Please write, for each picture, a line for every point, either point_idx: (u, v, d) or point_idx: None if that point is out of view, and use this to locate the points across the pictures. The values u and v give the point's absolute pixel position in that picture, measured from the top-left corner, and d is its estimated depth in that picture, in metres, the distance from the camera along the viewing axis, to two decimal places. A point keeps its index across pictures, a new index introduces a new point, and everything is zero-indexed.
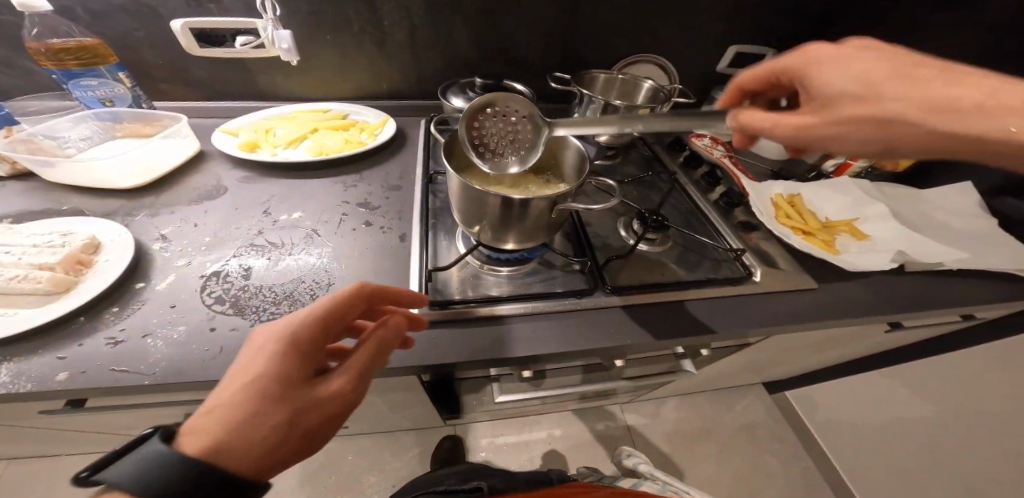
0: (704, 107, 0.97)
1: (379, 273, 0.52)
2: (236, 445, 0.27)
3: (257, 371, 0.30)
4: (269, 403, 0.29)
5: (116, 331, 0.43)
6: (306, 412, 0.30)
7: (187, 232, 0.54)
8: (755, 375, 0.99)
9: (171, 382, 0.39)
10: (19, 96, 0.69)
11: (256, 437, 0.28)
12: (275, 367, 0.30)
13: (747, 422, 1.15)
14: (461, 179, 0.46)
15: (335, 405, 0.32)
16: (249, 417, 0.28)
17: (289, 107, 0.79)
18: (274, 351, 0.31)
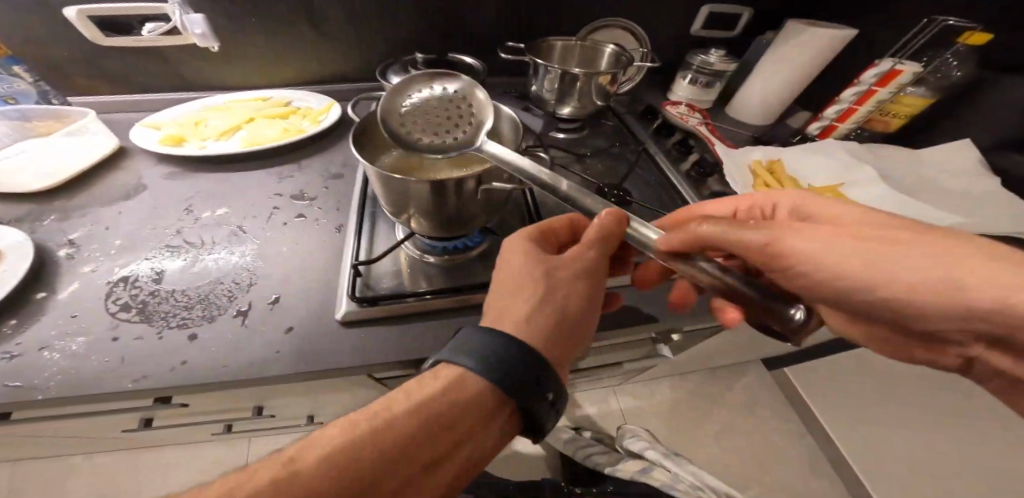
0: (678, 74, 0.91)
1: (311, 267, 0.47)
2: (521, 322, 0.34)
3: (518, 268, 0.37)
4: (535, 290, 0.35)
5: (12, 345, 0.38)
6: (571, 308, 0.36)
7: (99, 235, 0.49)
8: (745, 354, 0.96)
9: (64, 398, 0.35)
10: None
11: (534, 316, 0.34)
12: (526, 275, 0.36)
13: (745, 398, 1.12)
14: (377, 171, 0.40)
15: (589, 301, 0.37)
16: (525, 315, 0.34)
17: (226, 97, 0.73)
18: (524, 262, 0.37)
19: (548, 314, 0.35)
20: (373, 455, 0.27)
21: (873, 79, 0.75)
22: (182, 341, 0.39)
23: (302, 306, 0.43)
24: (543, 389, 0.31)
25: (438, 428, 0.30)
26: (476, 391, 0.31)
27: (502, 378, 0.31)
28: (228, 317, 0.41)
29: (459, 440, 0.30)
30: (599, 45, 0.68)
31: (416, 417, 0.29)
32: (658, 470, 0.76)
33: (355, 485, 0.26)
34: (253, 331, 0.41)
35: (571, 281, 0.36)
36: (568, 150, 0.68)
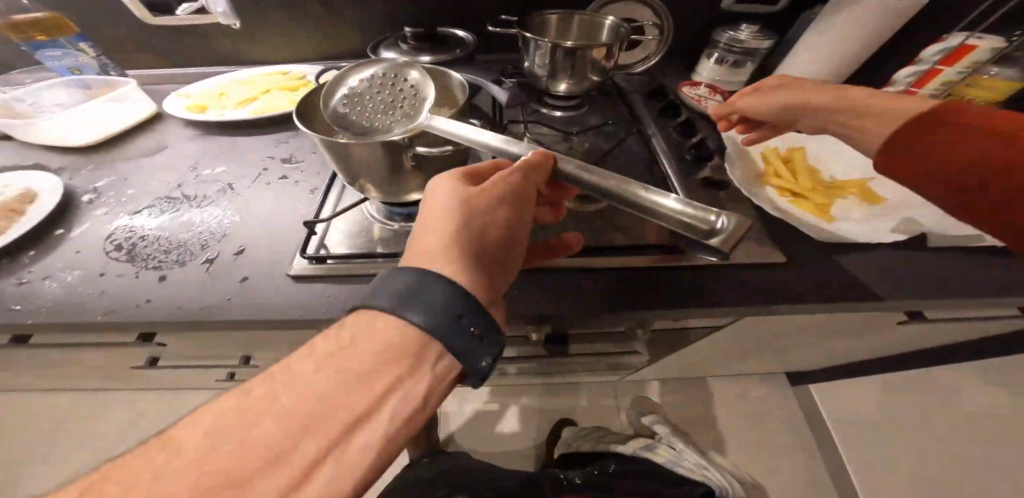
0: (704, 53, 0.84)
1: (277, 225, 0.50)
2: (453, 261, 0.30)
3: (447, 206, 0.33)
4: (467, 228, 0.31)
5: (26, 272, 0.44)
6: (492, 242, 0.32)
7: (116, 185, 0.57)
8: (756, 362, 0.87)
9: (52, 319, 0.40)
10: (22, 67, 0.78)
11: (465, 255, 0.30)
12: (441, 209, 0.33)
13: (759, 410, 1.00)
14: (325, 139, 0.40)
15: (515, 234, 0.34)
16: (440, 247, 0.30)
17: (253, 71, 0.79)
18: (457, 200, 0.33)
19: (468, 245, 0.31)
20: (269, 417, 0.23)
21: (937, 56, 0.65)
22: (153, 281, 0.44)
23: (261, 259, 0.46)
24: (464, 320, 0.26)
25: (349, 380, 0.25)
26: (394, 329, 0.26)
27: (410, 307, 0.26)
28: (197, 263, 0.45)
29: (378, 391, 0.25)
30: (599, 17, 0.64)
31: (322, 373, 0.25)
32: (664, 448, 0.76)
33: (249, 456, 0.22)
34: (215, 277, 0.44)
35: (493, 212, 0.33)
36: (557, 127, 0.65)
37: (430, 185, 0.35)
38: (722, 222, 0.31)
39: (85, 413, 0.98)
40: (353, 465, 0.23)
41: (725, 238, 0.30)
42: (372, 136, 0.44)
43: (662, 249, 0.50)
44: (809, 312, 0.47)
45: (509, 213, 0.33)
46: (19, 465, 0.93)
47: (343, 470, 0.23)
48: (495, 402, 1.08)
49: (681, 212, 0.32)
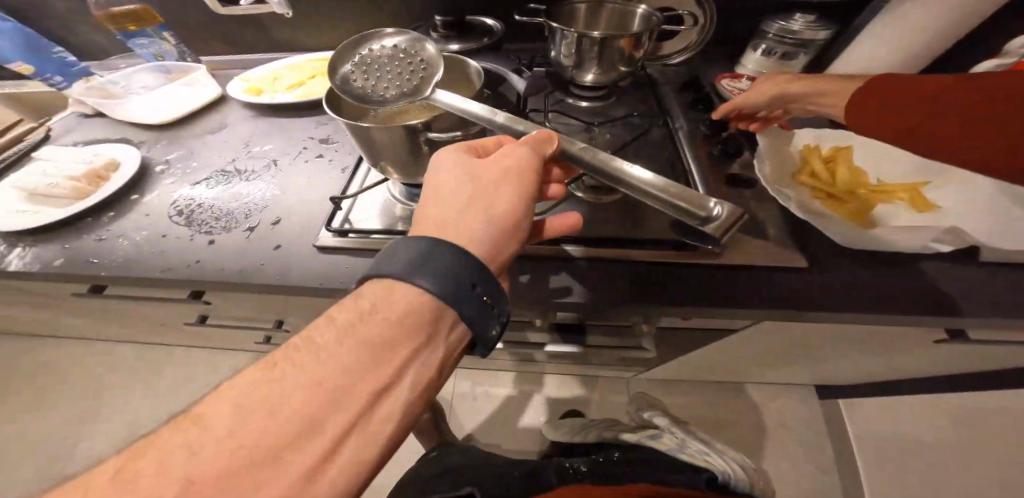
0: (750, 42, 0.79)
1: (310, 200, 0.55)
2: (465, 235, 0.31)
3: (454, 182, 0.34)
4: (476, 201, 0.33)
5: (107, 231, 0.53)
6: (502, 215, 0.33)
7: (183, 159, 0.65)
8: (777, 370, 0.84)
9: (123, 271, 0.48)
10: (117, 54, 0.90)
11: (475, 228, 0.32)
12: (451, 185, 0.34)
13: (778, 421, 0.99)
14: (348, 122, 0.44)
15: (524, 207, 0.34)
16: (451, 222, 0.32)
17: (302, 57, 0.85)
18: (464, 178, 0.34)
19: (480, 221, 0.32)
20: (291, 388, 0.24)
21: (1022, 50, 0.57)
22: (204, 244, 0.50)
23: (291, 231, 0.51)
24: (476, 292, 0.28)
25: (370, 350, 0.26)
26: (412, 301, 0.28)
27: (423, 277, 0.28)
28: (240, 230, 0.51)
29: (399, 360, 0.27)
30: (631, 6, 0.63)
31: (343, 344, 0.26)
32: (667, 436, 0.72)
33: (282, 425, 0.23)
34: (252, 244, 0.50)
35: (501, 188, 0.34)
36: (580, 118, 0.65)
37: (433, 160, 0.37)
38: (717, 210, 0.32)
39: (157, 357, 1.14)
40: (378, 428, 0.25)
41: (720, 225, 0.31)
42: (378, 101, 0.45)
43: (670, 245, 0.49)
44: (820, 320, 0.44)
45: (517, 187, 0.34)
46: (105, 394, 1.11)
47: (373, 433, 0.25)
48: (509, 388, 1.13)
49: (684, 194, 0.33)
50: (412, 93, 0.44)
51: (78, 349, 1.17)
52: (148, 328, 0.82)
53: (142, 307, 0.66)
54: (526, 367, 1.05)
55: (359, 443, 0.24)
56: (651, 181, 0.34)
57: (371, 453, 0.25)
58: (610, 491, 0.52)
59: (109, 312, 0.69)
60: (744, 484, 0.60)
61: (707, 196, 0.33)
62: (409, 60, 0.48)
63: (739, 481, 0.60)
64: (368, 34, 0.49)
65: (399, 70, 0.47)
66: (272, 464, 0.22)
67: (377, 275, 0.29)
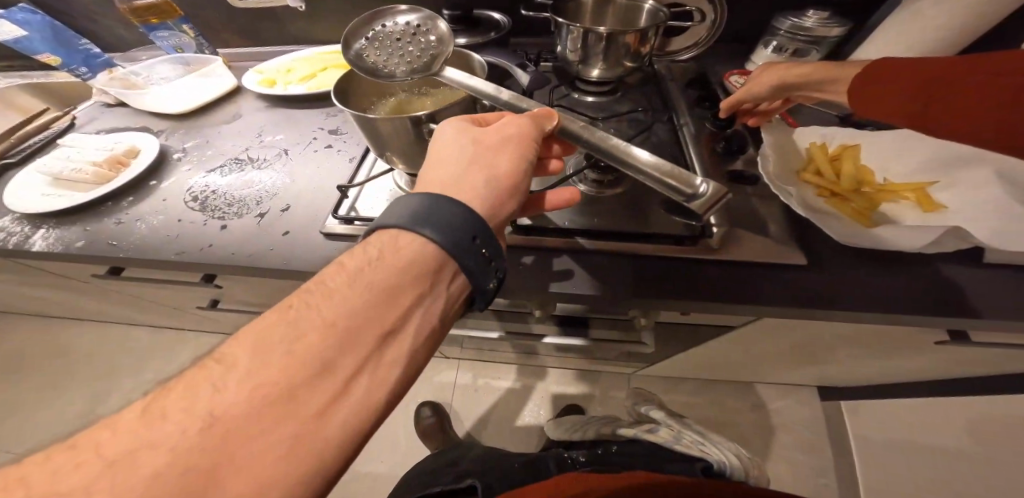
0: (761, 39, 0.78)
1: (318, 189, 0.57)
2: (466, 195, 0.33)
3: (457, 149, 0.36)
4: (475, 165, 0.34)
5: (124, 215, 0.55)
6: (500, 180, 0.35)
7: (200, 147, 0.67)
8: (777, 370, 0.84)
9: (140, 254, 0.50)
10: (137, 45, 0.93)
11: (474, 189, 0.33)
12: (453, 152, 0.36)
13: (775, 421, 0.99)
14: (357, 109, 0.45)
15: (522, 171, 0.36)
16: (452, 184, 0.34)
17: (315, 49, 0.87)
18: (467, 145, 0.36)
19: (480, 184, 0.34)
20: (305, 328, 0.26)
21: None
22: (217, 228, 0.52)
23: (299, 217, 0.53)
24: (477, 243, 0.30)
25: (378, 296, 0.28)
26: (417, 251, 0.29)
27: (429, 227, 0.29)
28: (251, 216, 0.53)
29: (404, 307, 0.28)
30: (638, 1, 0.63)
31: (351, 292, 0.28)
32: (664, 429, 0.72)
33: (297, 366, 0.24)
34: (262, 230, 0.52)
35: (500, 154, 0.36)
36: (585, 113, 0.66)
37: (436, 129, 0.39)
38: (705, 187, 0.33)
39: (172, 339, 1.19)
40: (386, 368, 0.27)
41: (706, 200, 0.32)
42: (386, 75, 0.45)
43: (670, 238, 0.49)
44: (817, 317, 0.45)
45: (516, 153, 0.36)
46: (122, 374, 1.15)
47: (382, 374, 0.26)
48: (511, 380, 1.15)
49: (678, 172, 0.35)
50: (419, 70, 0.43)
51: (97, 330, 1.22)
52: (164, 311, 0.85)
53: (157, 289, 0.69)
54: (527, 359, 1.06)
55: (368, 383, 0.26)
56: (645, 160, 0.36)
57: (380, 394, 0.26)
58: (603, 477, 0.55)
59: (127, 294, 0.72)
60: (740, 473, 0.63)
61: (694, 175, 0.34)
62: (421, 38, 0.48)
63: (735, 470, 0.63)
64: (384, 12, 0.49)
65: (411, 47, 0.47)
66: (290, 400, 0.23)
67: (382, 229, 0.31)
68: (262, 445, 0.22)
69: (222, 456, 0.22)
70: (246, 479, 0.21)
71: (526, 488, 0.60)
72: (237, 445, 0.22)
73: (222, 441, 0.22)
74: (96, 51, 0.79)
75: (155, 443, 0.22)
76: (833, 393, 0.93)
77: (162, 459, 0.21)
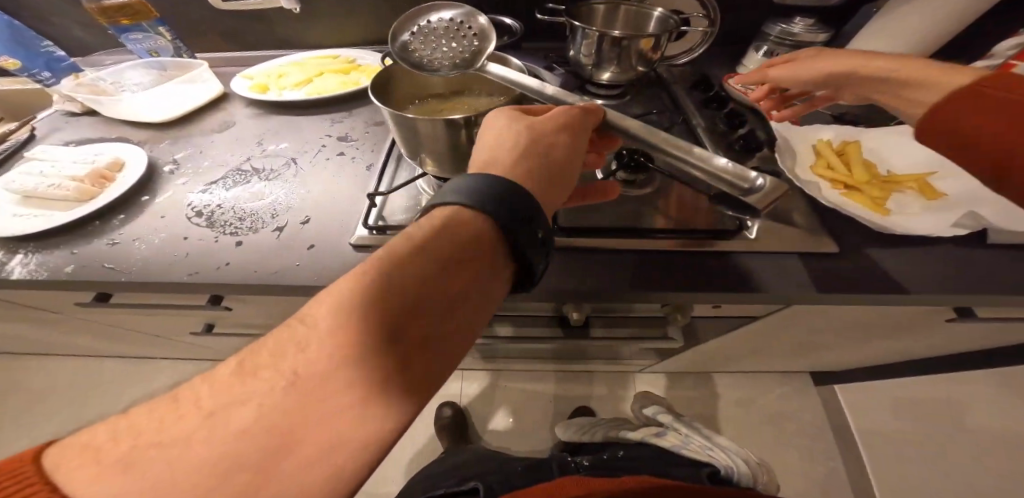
0: (753, 43, 0.82)
1: (337, 199, 0.53)
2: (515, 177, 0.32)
3: (505, 135, 0.35)
4: (517, 151, 0.34)
5: (117, 235, 0.49)
6: (545, 166, 0.34)
7: (193, 157, 0.62)
8: (778, 358, 0.88)
9: (143, 277, 0.45)
10: (100, 48, 0.85)
11: (519, 171, 0.33)
12: (505, 138, 0.35)
13: (778, 410, 1.01)
14: (393, 111, 0.44)
15: (572, 159, 0.36)
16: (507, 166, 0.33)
17: (306, 53, 0.83)
18: (514, 131, 0.35)
19: (531, 168, 0.33)
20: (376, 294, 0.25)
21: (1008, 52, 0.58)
22: (231, 245, 0.48)
23: (322, 231, 0.50)
24: (533, 223, 0.29)
25: (444, 266, 0.26)
26: (475, 224, 0.28)
27: (490, 203, 0.29)
28: (268, 230, 0.50)
29: (468, 279, 0.27)
30: (649, 7, 0.64)
31: (413, 258, 0.26)
32: (670, 433, 0.77)
33: (364, 333, 0.23)
34: (282, 245, 0.48)
35: (553, 140, 0.35)
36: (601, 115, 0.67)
37: (484, 121, 0.39)
38: (759, 181, 0.31)
39: (143, 369, 1.08)
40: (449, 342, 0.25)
41: (755, 193, 0.31)
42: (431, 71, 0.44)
43: (709, 234, 0.50)
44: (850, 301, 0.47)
45: (568, 141, 0.36)
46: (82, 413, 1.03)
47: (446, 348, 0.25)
48: (517, 386, 1.13)
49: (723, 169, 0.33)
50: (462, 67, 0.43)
51: (49, 365, 1.09)
52: (142, 339, 0.76)
53: (144, 315, 0.62)
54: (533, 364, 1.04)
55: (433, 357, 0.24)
56: (696, 152, 0.34)
57: (444, 368, 0.25)
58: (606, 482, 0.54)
59: (104, 323, 0.64)
60: (748, 479, 0.65)
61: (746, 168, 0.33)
62: (464, 33, 0.47)
63: (742, 475, 0.65)
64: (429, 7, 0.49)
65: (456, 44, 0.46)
66: (358, 364, 0.22)
67: (440, 201, 0.30)
68: (332, 406, 0.21)
69: (293, 417, 0.21)
70: (320, 441, 0.21)
71: (523, 490, 0.59)
72: (311, 408, 0.21)
73: (293, 402, 0.21)
74: (59, 54, 0.71)
75: (230, 402, 0.21)
76: (828, 377, 0.98)
77: (237, 416, 0.21)
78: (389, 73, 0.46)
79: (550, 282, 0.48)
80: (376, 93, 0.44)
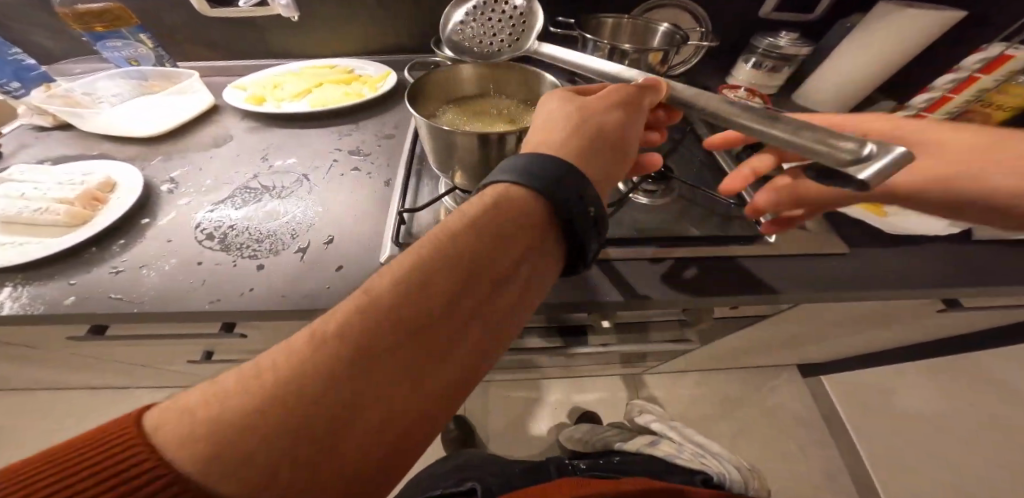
0: (740, 56, 0.87)
1: (359, 217, 0.52)
2: (566, 153, 0.32)
3: (554, 114, 0.36)
4: (569, 129, 0.34)
5: (119, 262, 0.46)
6: (597, 143, 0.34)
7: (191, 175, 0.58)
8: (773, 353, 0.92)
9: (157, 308, 0.42)
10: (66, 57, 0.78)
11: (571, 147, 0.32)
12: (556, 118, 0.35)
13: (772, 403, 1.06)
14: (428, 123, 0.43)
15: (625, 135, 0.35)
16: (561, 145, 0.32)
17: (301, 63, 0.80)
18: (565, 110, 0.36)
19: (584, 146, 0.33)
20: (438, 266, 0.26)
21: (976, 65, 0.59)
22: (252, 269, 0.45)
23: (348, 250, 0.48)
24: (586, 199, 0.29)
25: (497, 242, 0.28)
26: (527, 203, 0.29)
27: (546, 180, 0.29)
28: (290, 252, 0.47)
29: (516, 257, 0.28)
30: (654, 22, 0.67)
31: (466, 235, 0.27)
32: (665, 443, 0.75)
33: (426, 302, 0.25)
34: (308, 267, 0.46)
35: (605, 121, 0.35)
36: None
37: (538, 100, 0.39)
38: (868, 149, 0.24)
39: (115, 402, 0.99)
40: (497, 315, 0.27)
41: (860, 161, 0.24)
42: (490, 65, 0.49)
43: (733, 240, 0.52)
44: (863, 299, 0.50)
45: (620, 120, 0.36)
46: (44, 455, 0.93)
47: (495, 321, 0.27)
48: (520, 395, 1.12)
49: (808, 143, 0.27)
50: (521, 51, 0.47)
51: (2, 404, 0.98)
52: (125, 371, 0.70)
53: (139, 346, 0.57)
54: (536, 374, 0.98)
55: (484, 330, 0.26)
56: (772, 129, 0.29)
57: (493, 341, 0.26)
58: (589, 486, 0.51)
59: (89, 356, 0.59)
60: (739, 486, 0.65)
61: (847, 136, 0.26)
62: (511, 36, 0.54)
63: (734, 482, 0.65)
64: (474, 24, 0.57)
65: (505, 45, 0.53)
66: (420, 332, 0.24)
67: (490, 181, 0.30)
68: (397, 372, 0.22)
69: (365, 378, 0.22)
70: (388, 404, 0.22)
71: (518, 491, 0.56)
72: (381, 372, 0.22)
73: (363, 367, 0.22)
74: (29, 63, 0.65)
75: (302, 369, 0.21)
76: (816, 368, 1.04)
77: (307, 383, 0.21)
78: (423, 81, 0.47)
79: (586, 294, 0.48)
80: (411, 100, 0.44)
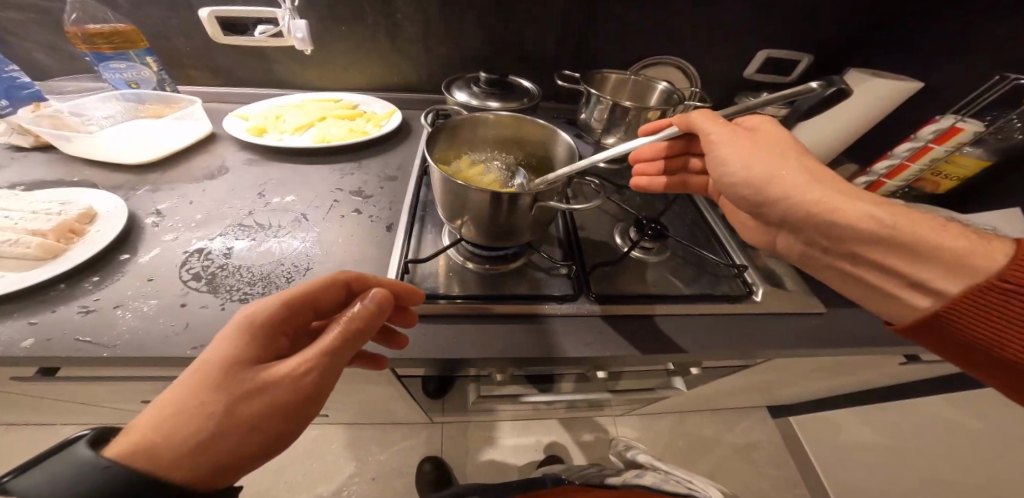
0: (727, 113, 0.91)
1: (359, 262, 0.50)
2: (213, 435, 0.25)
3: (237, 352, 0.28)
4: (238, 396, 0.26)
5: (91, 301, 0.42)
6: (266, 413, 0.27)
7: (181, 207, 0.55)
8: (750, 400, 0.91)
9: (130, 354, 0.38)
10: (66, 82, 0.77)
11: (223, 428, 0.25)
12: (219, 353, 0.28)
13: (748, 443, 1.03)
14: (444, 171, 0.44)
15: (319, 392, 0.29)
16: (224, 410, 0.26)
17: (304, 97, 0.81)
18: (247, 361, 0.28)
19: (249, 410, 0.26)
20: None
21: (929, 136, 0.59)
22: None
23: None
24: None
25: None
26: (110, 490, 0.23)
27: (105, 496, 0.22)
28: None
29: None
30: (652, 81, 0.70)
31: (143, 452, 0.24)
32: (649, 473, 0.66)
33: None
34: None
35: (292, 387, 0.28)
36: (608, 178, 0.68)
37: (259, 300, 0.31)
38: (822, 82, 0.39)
39: (37, 447, 0.84)
40: None
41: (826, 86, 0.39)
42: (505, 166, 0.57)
43: (727, 299, 0.49)
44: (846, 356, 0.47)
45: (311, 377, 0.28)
46: None
47: None
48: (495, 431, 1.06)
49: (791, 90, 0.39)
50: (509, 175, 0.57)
51: None
52: (56, 411, 0.62)
53: (87, 394, 0.50)
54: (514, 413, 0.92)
55: None
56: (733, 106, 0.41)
57: None
58: None
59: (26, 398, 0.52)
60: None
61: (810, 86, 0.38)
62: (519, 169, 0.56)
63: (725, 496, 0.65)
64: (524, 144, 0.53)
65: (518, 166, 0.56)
66: None
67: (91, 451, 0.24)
68: None
69: None
70: None
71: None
72: None
73: None
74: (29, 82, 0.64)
75: None
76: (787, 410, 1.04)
77: None
78: (445, 132, 0.51)
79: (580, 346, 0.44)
80: (430, 148, 0.48)
